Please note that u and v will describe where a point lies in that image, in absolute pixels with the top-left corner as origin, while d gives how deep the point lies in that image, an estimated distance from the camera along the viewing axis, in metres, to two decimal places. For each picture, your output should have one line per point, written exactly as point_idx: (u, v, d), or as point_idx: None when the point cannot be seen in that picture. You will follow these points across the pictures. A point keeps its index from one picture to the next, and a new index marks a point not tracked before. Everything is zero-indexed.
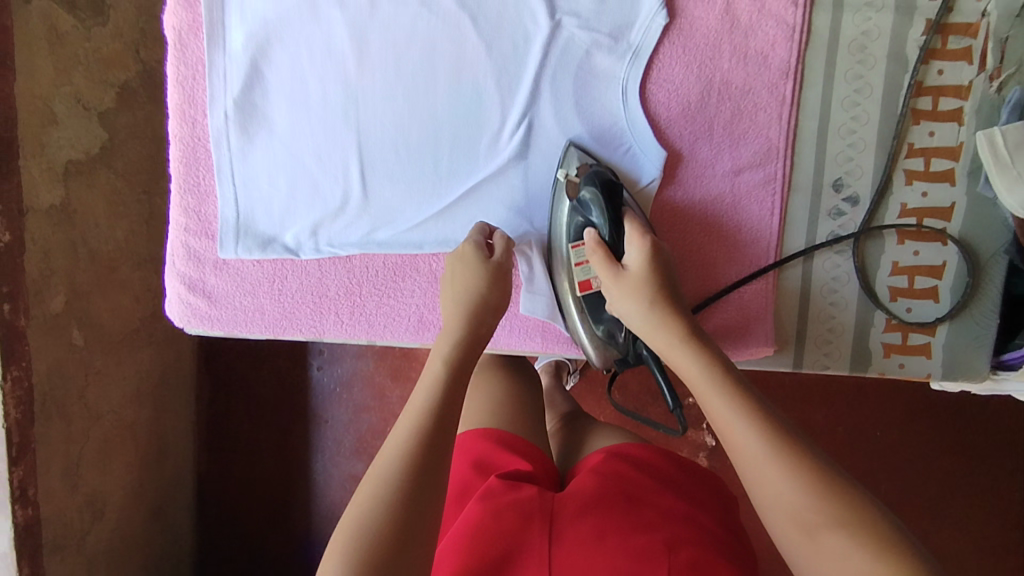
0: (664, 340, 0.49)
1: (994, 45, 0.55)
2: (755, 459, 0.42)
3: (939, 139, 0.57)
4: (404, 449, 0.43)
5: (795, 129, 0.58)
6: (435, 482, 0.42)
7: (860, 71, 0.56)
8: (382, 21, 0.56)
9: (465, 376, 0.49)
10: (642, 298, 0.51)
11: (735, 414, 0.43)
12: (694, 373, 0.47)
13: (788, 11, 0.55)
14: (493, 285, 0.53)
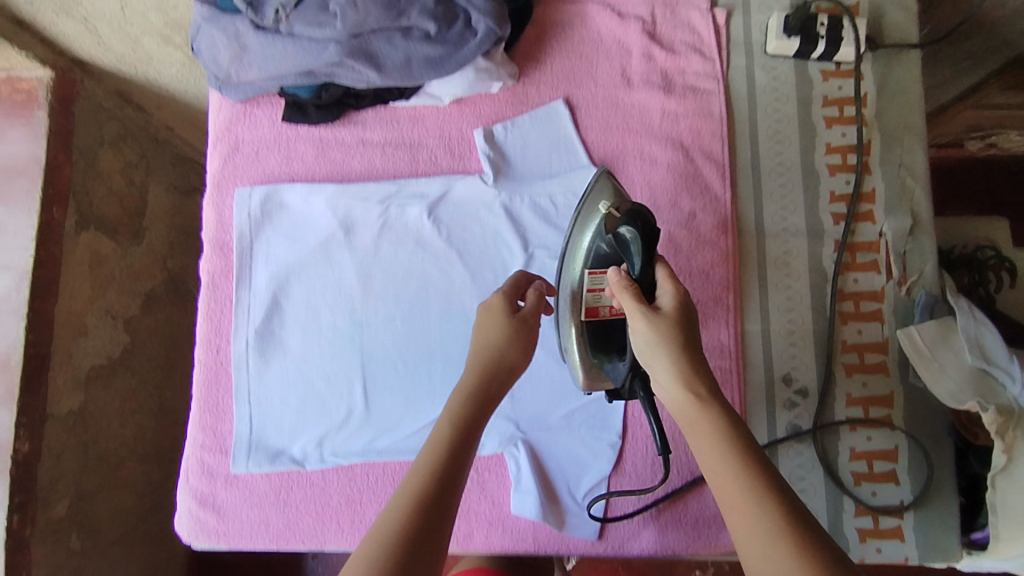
0: (685, 400, 0.43)
1: (896, 258, 0.66)
2: (765, 547, 0.36)
3: (868, 336, 0.65)
4: (398, 521, 0.41)
5: (743, 333, 0.66)
6: (430, 545, 0.40)
7: (788, 281, 0.67)
8: (383, 261, 0.68)
9: (477, 431, 0.47)
10: (668, 351, 0.44)
11: (748, 494, 0.38)
12: (708, 441, 0.41)
13: (720, 238, 0.67)
14: (514, 338, 0.51)
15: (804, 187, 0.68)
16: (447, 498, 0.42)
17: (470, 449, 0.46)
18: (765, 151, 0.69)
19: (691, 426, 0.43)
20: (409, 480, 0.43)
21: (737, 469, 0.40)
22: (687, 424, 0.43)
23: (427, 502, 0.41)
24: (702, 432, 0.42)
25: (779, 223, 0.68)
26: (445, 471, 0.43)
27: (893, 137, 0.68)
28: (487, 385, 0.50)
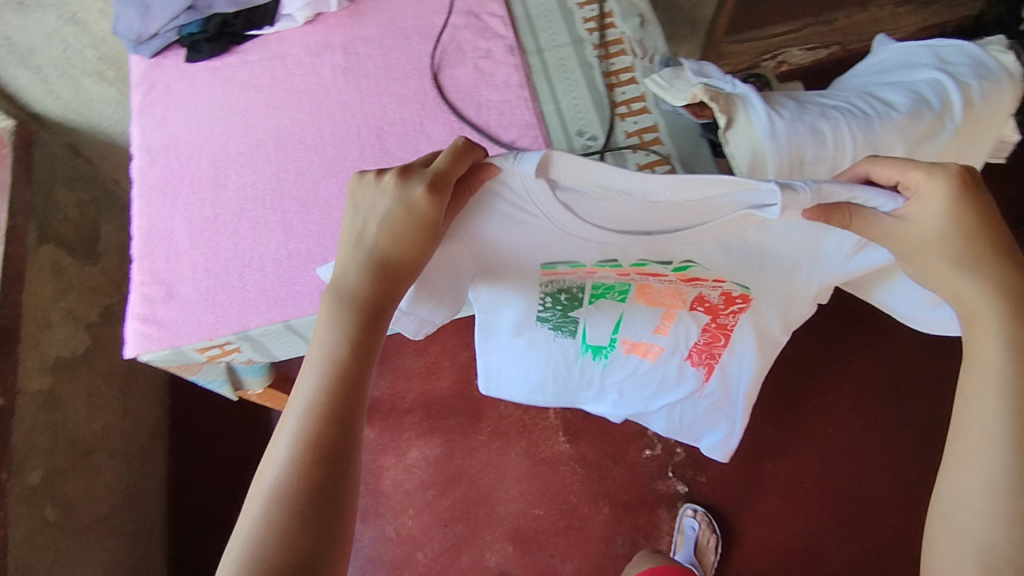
0: (982, 329, 0.64)
1: (635, 43, 0.91)
2: (990, 424, 0.62)
3: (630, 94, 0.89)
4: (302, 408, 0.63)
5: (541, 113, 0.88)
6: (341, 430, 0.62)
7: (567, 75, 0.91)
8: None
9: (367, 312, 0.65)
10: (950, 276, 0.64)
11: (999, 363, 0.63)
12: (993, 362, 0.63)
13: (510, 59, 0.92)
14: (416, 228, 0.64)
15: (562, 19, 0.94)
16: (360, 350, 0.65)
17: (371, 335, 0.65)
18: (532, 6, 0.96)
19: (989, 368, 0.63)
20: (310, 386, 0.63)
21: (1013, 384, 0.62)
22: (986, 352, 0.63)
23: (325, 414, 0.62)
24: (988, 370, 0.63)
25: (552, 42, 0.93)
26: (338, 405, 0.63)
27: None
28: (374, 301, 0.65)
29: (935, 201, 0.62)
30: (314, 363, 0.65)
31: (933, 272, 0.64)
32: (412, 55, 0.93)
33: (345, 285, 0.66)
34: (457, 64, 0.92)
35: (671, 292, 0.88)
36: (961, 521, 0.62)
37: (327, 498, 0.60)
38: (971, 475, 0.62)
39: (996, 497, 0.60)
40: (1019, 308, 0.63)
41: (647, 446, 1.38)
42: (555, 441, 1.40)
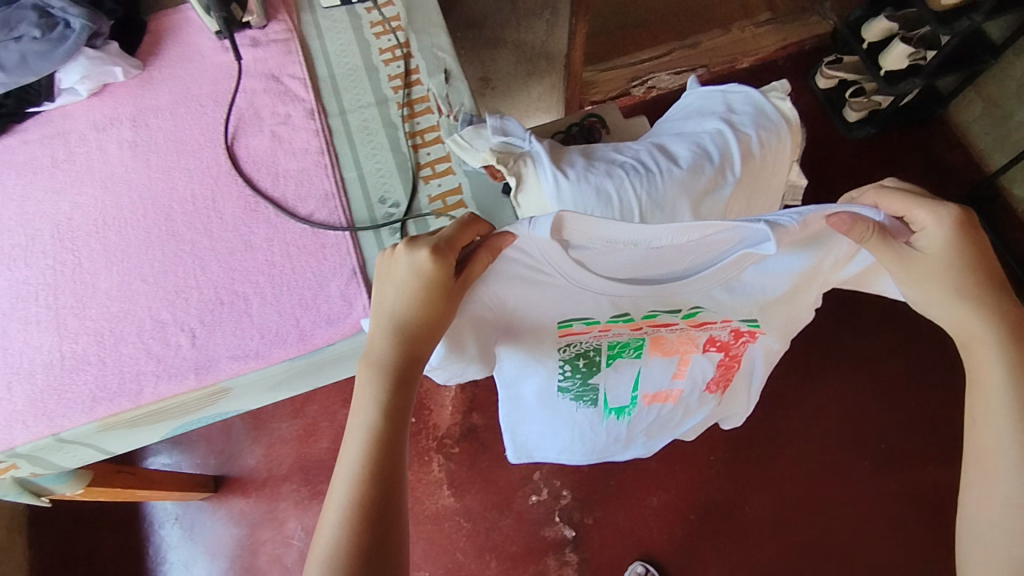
0: (981, 356, 0.65)
1: (440, 99, 0.88)
2: (996, 444, 0.64)
3: (434, 154, 0.85)
4: (344, 482, 0.64)
5: (341, 180, 0.84)
6: (384, 500, 0.64)
7: (370, 138, 0.87)
8: None
9: (398, 382, 0.67)
10: (949, 301, 0.64)
11: (999, 383, 0.64)
12: (993, 385, 0.65)
13: (310, 123, 0.87)
14: (433, 300, 0.64)
15: (368, 78, 0.91)
16: (394, 420, 0.66)
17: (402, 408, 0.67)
18: (336, 65, 0.92)
19: (988, 396, 0.65)
20: (351, 460, 0.65)
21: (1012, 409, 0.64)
22: (986, 372, 0.65)
23: (369, 489, 0.63)
24: (992, 401, 0.65)
25: (356, 103, 0.89)
26: (378, 475, 0.64)
27: (423, 31, 0.94)
28: (403, 361, 0.66)
29: (934, 234, 0.63)
30: (354, 436, 0.66)
31: (932, 301, 0.65)
32: (207, 125, 0.87)
33: (376, 353, 0.66)
34: (254, 132, 0.87)
35: (683, 340, 0.85)
36: (987, 541, 0.65)
37: (388, 545, 0.63)
38: (985, 496, 0.65)
39: (1014, 517, 0.63)
40: (1014, 330, 0.64)
41: (532, 492, 1.36)
42: (439, 496, 1.36)
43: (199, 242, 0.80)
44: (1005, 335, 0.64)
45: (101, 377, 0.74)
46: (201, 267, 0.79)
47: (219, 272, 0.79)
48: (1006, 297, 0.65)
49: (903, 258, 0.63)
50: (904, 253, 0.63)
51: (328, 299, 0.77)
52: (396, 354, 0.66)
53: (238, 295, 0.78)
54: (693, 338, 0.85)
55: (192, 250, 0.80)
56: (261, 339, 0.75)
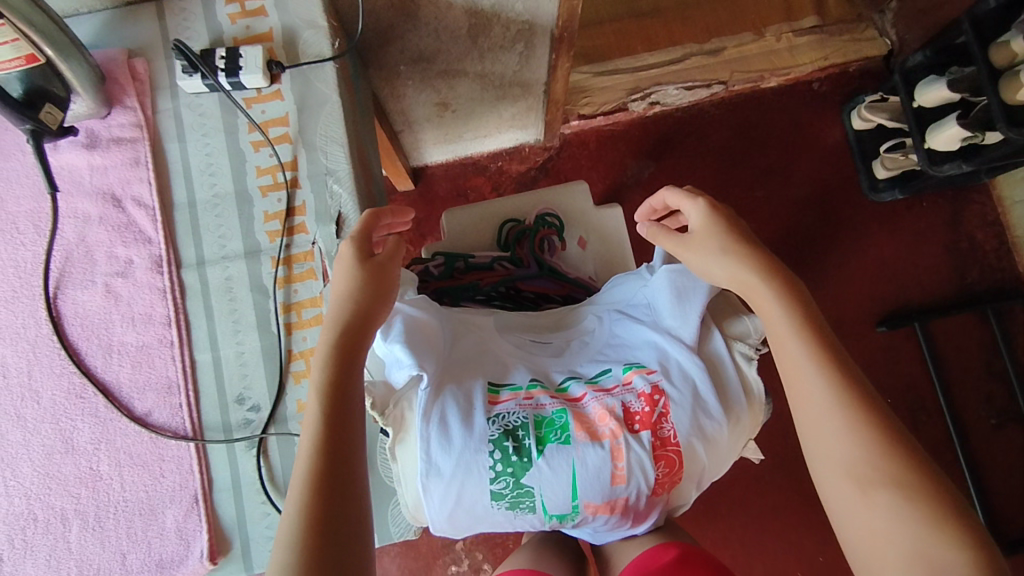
0: (757, 287, 0.59)
1: (329, 263, 0.69)
2: (805, 381, 0.56)
3: (311, 341, 0.68)
4: (302, 471, 0.52)
5: (191, 365, 0.67)
6: (346, 490, 0.52)
7: (233, 305, 0.69)
8: None
9: (351, 355, 0.57)
10: (719, 252, 0.61)
11: (782, 314, 0.58)
12: (782, 320, 0.58)
13: (156, 279, 0.69)
14: (366, 284, 0.59)
15: (238, 213, 0.70)
16: (354, 405, 0.56)
17: (356, 388, 0.56)
18: (199, 186, 0.71)
19: (765, 312, 0.59)
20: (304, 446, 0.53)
21: (805, 345, 0.56)
22: (767, 314, 0.59)
23: (329, 474, 0.52)
24: (770, 318, 0.59)
25: (218, 251, 0.70)
26: (338, 462, 0.53)
27: (317, 148, 0.72)
28: (343, 359, 0.56)
29: (693, 213, 0.64)
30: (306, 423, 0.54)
31: (699, 263, 0.62)
32: (26, 264, 0.69)
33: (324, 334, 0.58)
34: (83, 283, 0.68)
35: (605, 417, 0.59)
36: (838, 501, 0.54)
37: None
38: (825, 452, 0.55)
39: (864, 479, 0.52)
40: (778, 268, 0.60)
41: (454, 562, 1.30)
42: None
43: (11, 434, 0.66)
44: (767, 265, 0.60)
45: None
46: (11, 468, 0.65)
47: (32, 477, 0.65)
48: (750, 240, 0.61)
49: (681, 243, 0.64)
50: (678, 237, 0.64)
51: (162, 533, 0.64)
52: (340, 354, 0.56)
53: (54, 512, 0.65)
54: (611, 407, 0.59)
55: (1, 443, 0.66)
56: (79, 573, 0.64)
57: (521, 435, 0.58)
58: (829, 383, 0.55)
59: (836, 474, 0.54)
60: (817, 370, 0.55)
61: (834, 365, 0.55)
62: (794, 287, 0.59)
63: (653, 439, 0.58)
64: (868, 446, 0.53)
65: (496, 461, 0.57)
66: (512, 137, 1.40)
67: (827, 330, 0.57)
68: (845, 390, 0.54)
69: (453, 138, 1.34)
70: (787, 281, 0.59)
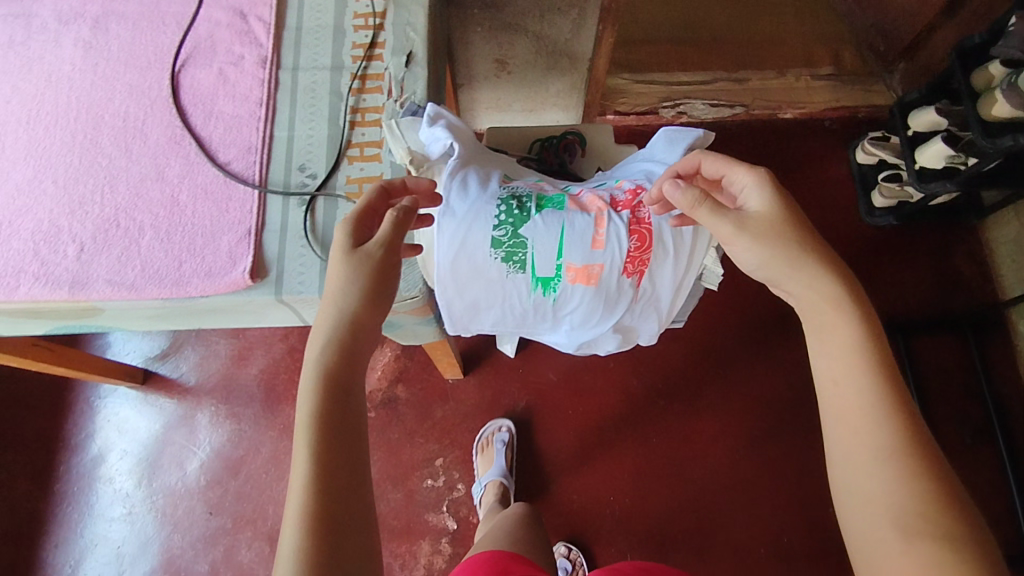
0: (824, 282, 0.61)
1: (395, 84, 0.86)
2: (863, 410, 0.55)
3: (368, 136, 0.84)
4: (303, 451, 0.53)
5: (270, 137, 0.83)
6: (342, 476, 0.52)
7: (312, 102, 0.85)
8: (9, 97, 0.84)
9: (347, 350, 0.58)
10: (772, 237, 0.64)
11: (849, 338, 0.58)
12: (850, 343, 0.58)
13: (259, 71, 0.86)
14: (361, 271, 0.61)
15: (334, 41, 0.89)
16: (348, 392, 0.57)
17: (350, 377, 0.57)
18: (307, 17, 0.90)
19: (839, 350, 0.58)
20: (297, 428, 0.54)
21: (870, 376, 0.56)
22: (837, 338, 0.59)
23: (325, 455, 0.53)
24: (840, 366, 0.58)
25: (311, 63, 0.87)
26: (333, 443, 0.53)
27: (404, 7, 0.91)
28: (342, 358, 0.58)
29: (757, 200, 0.67)
30: (300, 409, 0.55)
31: (744, 247, 0.64)
32: (162, 45, 0.87)
33: (324, 327, 0.59)
34: (202, 65, 0.86)
35: (595, 201, 0.73)
36: (872, 549, 0.52)
37: (346, 553, 0.50)
38: (868, 491, 0.53)
39: (908, 524, 0.50)
40: (854, 290, 0.60)
41: (429, 476, 1.38)
42: None
43: (117, 161, 0.81)
44: (847, 284, 0.61)
45: None
46: (110, 185, 0.80)
47: (124, 194, 0.80)
48: (834, 254, 0.63)
49: (740, 217, 0.64)
50: (740, 215, 0.65)
51: (216, 252, 0.77)
52: (335, 364, 0.57)
53: (134, 222, 0.78)
54: (600, 195, 0.73)
55: (107, 166, 0.81)
56: (141, 272, 0.76)
57: (524, 201, 0.72)
58: (892, 435, 0.54)
59: (879, 518, 0.52)
60: (883, 422, 0.54)
61: (898, 403, 0.55)
62: (869, 313, 0.59)
63: (631, 218, 0.72)
64: (922, 495, 0.51)
65: (501, 212, 0.71)
66: (554, 118, 1.61)
67: (898, 375, 0.57)
68: (906, 432, 0.54)
69: (503, 105, 1.55)
70: (863, 309, 0.59)
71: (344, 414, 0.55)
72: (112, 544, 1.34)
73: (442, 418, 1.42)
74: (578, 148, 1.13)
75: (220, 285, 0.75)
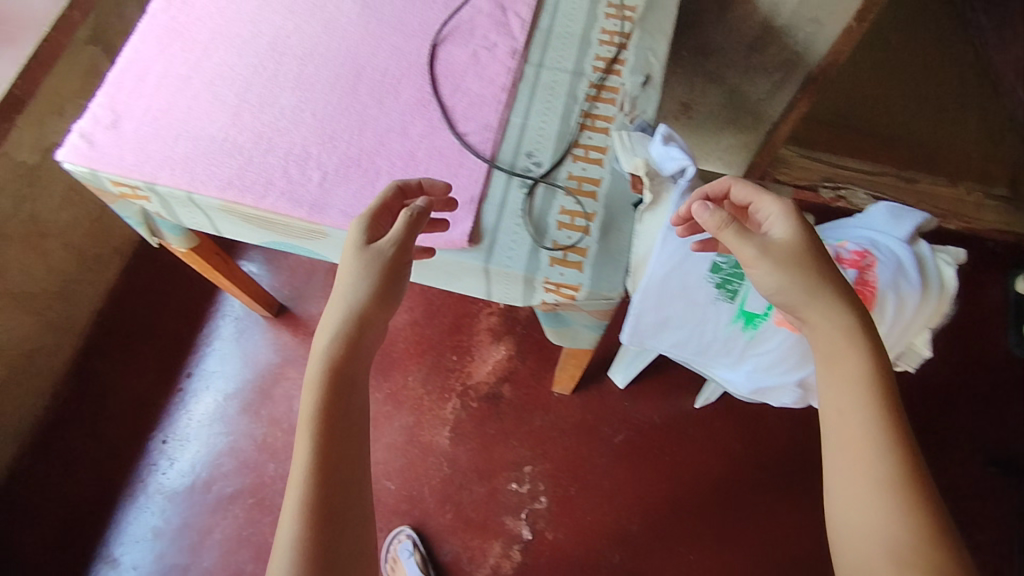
0: (838, 323, 0.72)
1: (629, 99, 0.90)
2: (863, 438, 0.69)
3: (595, 140, 0.88)
4: (316, 418, 0.69)
5: (506, 121, 0.89)
6: (348, 437, 0.70)
7: (549, 98, 0.91)
8: (289, 33, 0.93)
9: (349, 337, 0.72)
10: (787, 267, 0.72)
11: (855, 374, 0.70)
12: (859, 377, 0.70)
13: (509, 61, 0.92)
14: (371, 269, 0.73)
15: (580, 48, 0.94)
16: (354, 371, 0.72)
17: (355, 359, 0.73)
18: (559, 22, 0.96)
19: (846, 382, 0.71)
20: (312, 399, 0.70)
21: (869, 410, 0.69)
22: (845, 372, 0.71)
23: (334, 422, 0.70)
24: (851, 407, 0.70)
25: (555, 63, 0.93)
26: (338, 414, 0.70)
27: (649, 33, 0.96)
28: (346, 345, 0.72)
29: (780, 230, 0.75)
30: (314, 380, 0.71)
31: (762, 273, 0.73)
32: (429, 18, 0.95)
33: (337, 315, 0.73)
34: (460, 43, 0.93)
35: None
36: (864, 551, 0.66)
37: (344, 497, 0.68)
38: (861, 503, 0.67)
39: (896, 537, 0.65)
40: (868, 329, 0.72)
41: (515, 479, 1.39)
42: (439, 433, 1.42)
43: (370, 109, 0.89)
44: (860, 323, 0.73)
45: (241, 170, 0.84)
46: (359, 128, 0.87)
47: (370, 139, 0.87)
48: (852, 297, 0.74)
49: (765, 244, 0.73)
50: (764, 241, 0.73)
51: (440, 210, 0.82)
52: (338, 357, 0.71)
53: (373, 166, 0.85)
54: None
55: (360, 111, 0.88)
56: None
57: None
58: (890, 469, 0.67)
59: (867, 529, 0.66)
60: (886, 463, 0.68)
61: (890, 437, 0.68)
62: (877, 354, 0.71)
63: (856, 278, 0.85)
64: (903, 515, 0.66)
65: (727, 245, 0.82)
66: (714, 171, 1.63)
67: (896, 410, 0.70)
68: (893, 462, 0.68)
69: None
70: (873, 351, 0.71)
71: (350, 390, 0.72)
72: (213, 456, 1.41)
73: (539, 427, 1.44)
74: None
75: (440, 241, 0.80)
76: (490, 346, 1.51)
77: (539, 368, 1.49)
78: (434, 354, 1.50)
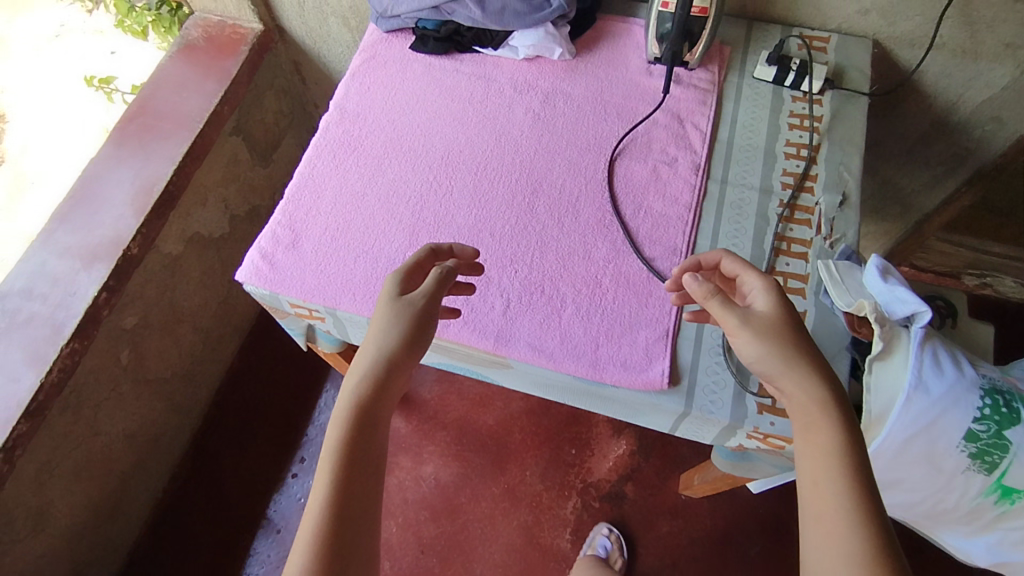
0: (817, 395, 0.60)
1: (826, 221, 0.84)
2: (834, 519, 0.55)
3: (794, 267, 0.81)
4: (331, 465, 0.59)
5: (693, 244, 0.84)
6: (367, 491, 0.59)
7: (738, 218, 0.85)
8: (461, 147, 0.92)
9: (383, 383, 0.64)
10: (765, 339, 0.63)
11: (830, 443, 0.58)
12: (829, 448, 0.58)
13: (692, 177, 0.88)
14: (396, 316, 0.67)
15: (765, 163, 0.89)
16: (377, 416, 0.63)
17: (383, 401, 0.63)
18: (739, 134, 0.92)
19: (818, 455, 0.58)
20: (332, 443, 0.61)
21: (845, 486, 0.56)
22: (812, 442, 0.59)
23: (351, 471, 0.59)
24: (822, 466, 0.58)
25: (740, 179, 0.88)
26: (355, 462, 0.60)
27: (837, 145, 0.90)
28: (372, 392, 0.63)
29: (761, 299, 0.66)
30: (336, 424, 0.62)
31: (748, 345, 0.63)
32: (603, 131, 0.92)
33: (365, 360, 0.65)
34: (638, 159, 0.89)
35: None
36: None
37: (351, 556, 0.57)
38: None
39: None
40: (838, 395, 0.60)
41: None
42: (559, 534, 1.34)
43: (550, 229, 0.85)
44: (835, 391, 0.61)
45: None
46: (540, 251, 0.83)
47: (553, 263, 0.83)
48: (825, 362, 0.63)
49: (744, 315, 0.64)
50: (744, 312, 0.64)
51: (633, 344, 0.77)
52: (366, 395, 0.63)
53: (558, 293, 0.80)
54: None
55: (540, 232, 0.85)
56: (560, 343, 0.77)
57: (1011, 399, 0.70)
58: (864, 542, 0.53)
59: None
60: (856, 522, 0.54)
61: (871, 517, 0.54)
62: (851, 421, 0.59)
63: None
64: None
65: (985, 405, 0.68)
66: None
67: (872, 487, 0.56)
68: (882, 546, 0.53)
69: None
70: (841, 413, 0.59)
71: (375, 434, 0.62)
72: None
73: (667, 534, 1.34)
74: (945, 322, 1.04)
75: (637, 381, 0.74)
76: (610, 440, 1.44)
77: (665, 467, 1.40)
78: (552, 446, 1.44)
